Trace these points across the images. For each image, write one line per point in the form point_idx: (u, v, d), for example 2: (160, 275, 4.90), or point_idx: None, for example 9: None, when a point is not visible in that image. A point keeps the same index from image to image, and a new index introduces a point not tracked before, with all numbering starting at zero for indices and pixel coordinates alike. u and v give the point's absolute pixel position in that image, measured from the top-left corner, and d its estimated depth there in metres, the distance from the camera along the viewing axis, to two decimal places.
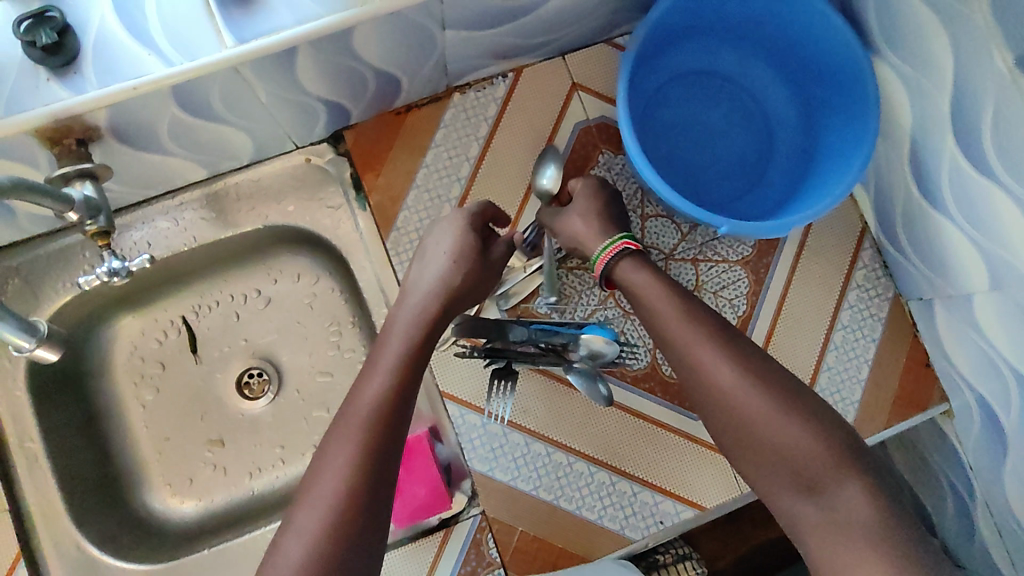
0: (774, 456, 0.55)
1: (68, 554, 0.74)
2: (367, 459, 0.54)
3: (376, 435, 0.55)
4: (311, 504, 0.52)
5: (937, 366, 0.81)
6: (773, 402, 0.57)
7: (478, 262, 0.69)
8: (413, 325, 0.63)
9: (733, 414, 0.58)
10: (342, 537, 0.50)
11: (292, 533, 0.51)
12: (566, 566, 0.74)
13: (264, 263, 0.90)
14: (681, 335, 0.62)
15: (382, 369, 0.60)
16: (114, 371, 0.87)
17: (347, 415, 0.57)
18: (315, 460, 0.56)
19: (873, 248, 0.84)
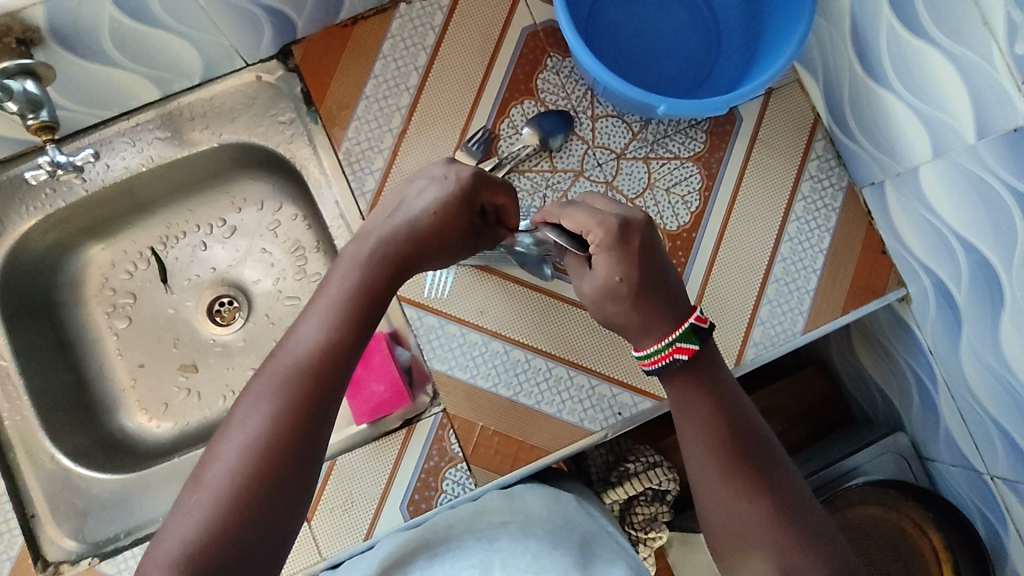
0: (755, 560, 0.55)
1: (44, 466, 0.76)
2: (298, 410, 0.55)
3: (307, 376, 0.56)
4: (235, 444, 0.53)
5: (892, 252, 0.82)
6: (763, 513, 0.55)
7: (460, 222, 0.66)
8: (359, 274, 0.62)
9: (719, 512, 0.57)
10: (259, 486, 0.52)
11: (211, 471, 0.52)
12: (527, 459, 0.76)
13: (227, 190, 0.92)
14: (694, 418, 0.61)
15: (324, 314, 0.59)
16: (87, 301, 0.89)
17: (280, 359, 0.57)
18: (244, 396, 0.56)
19: (826, 140, 0.85)
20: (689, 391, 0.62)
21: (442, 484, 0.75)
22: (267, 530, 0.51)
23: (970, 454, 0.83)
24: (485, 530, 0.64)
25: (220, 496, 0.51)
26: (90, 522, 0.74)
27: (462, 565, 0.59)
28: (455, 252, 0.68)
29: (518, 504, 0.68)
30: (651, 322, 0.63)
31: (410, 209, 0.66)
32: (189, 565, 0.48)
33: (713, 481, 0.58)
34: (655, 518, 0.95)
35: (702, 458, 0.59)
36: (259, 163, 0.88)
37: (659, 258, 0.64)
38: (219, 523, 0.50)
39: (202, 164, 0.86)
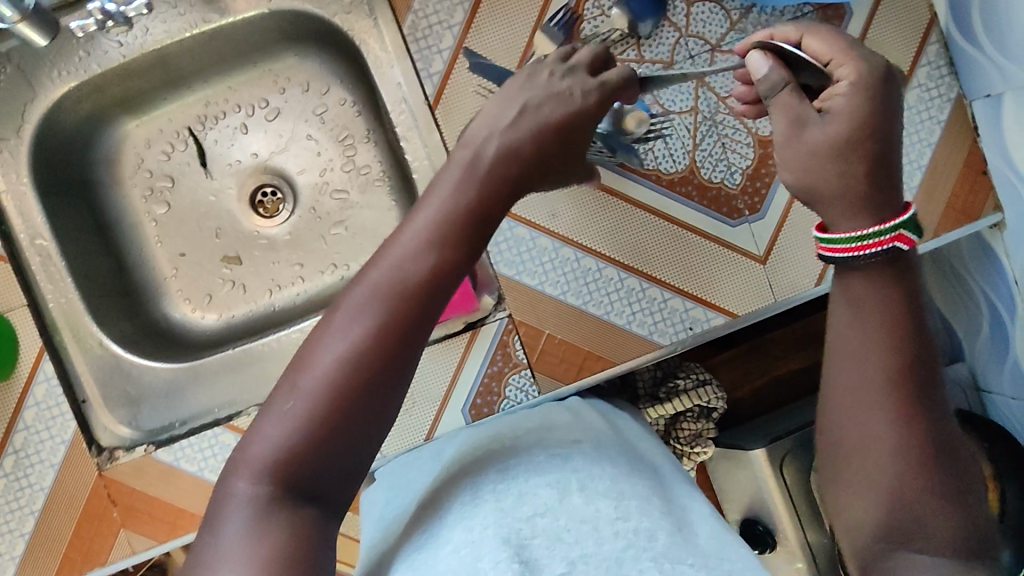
0: (870, 488, 0.48)
1: (92, 352, 0.73)
2: (397, 335, 0.50)
3: (414, 300, 0.51)
4: (327, 358, 0.49)
5: (995, 174, 0.76)
6: (903, 445, 0.48)
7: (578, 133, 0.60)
8: (468, 191, 0.56)
9: (849, 425, 0.50)
10: (347, 408, 0.48)
11: (300, 382, 0.49)
12: (593, 368, 0.74)
13: (270, 68, 0.84)
14: (851, 306, 0.51)
15: (430, 233, 0.53)
16: (122, 182, 0.83)
17: (379, 276, 0.52)
18: (338, 306, 0.51)
19: (940, 43, 0.76)
20: (874, 283, 0.50)
21: (506, 389, 0.73)
22: (349, 452, 0.49)
23: None
24: (557, 447, 0.62)
25: (308, 412, 0.48)
26: (144, 410, 0.73)
27: (539, 482, 0.57)
28: (564, 168, 0.63)
29: (586, 425, 0.68)
30: (863, 191, 0.50)
31: (538, 114, 0.59)
32: (278, 473, 0.47)
33: (867, 392, 0.49)
34: (700, 434, 0.95)
35: (863, 369, 0.50)
36: (308, 37, 0.79)
37: (890, 122, 0.52)
38: (304, 438, 0.47)
39: (248, 36, 0.78)
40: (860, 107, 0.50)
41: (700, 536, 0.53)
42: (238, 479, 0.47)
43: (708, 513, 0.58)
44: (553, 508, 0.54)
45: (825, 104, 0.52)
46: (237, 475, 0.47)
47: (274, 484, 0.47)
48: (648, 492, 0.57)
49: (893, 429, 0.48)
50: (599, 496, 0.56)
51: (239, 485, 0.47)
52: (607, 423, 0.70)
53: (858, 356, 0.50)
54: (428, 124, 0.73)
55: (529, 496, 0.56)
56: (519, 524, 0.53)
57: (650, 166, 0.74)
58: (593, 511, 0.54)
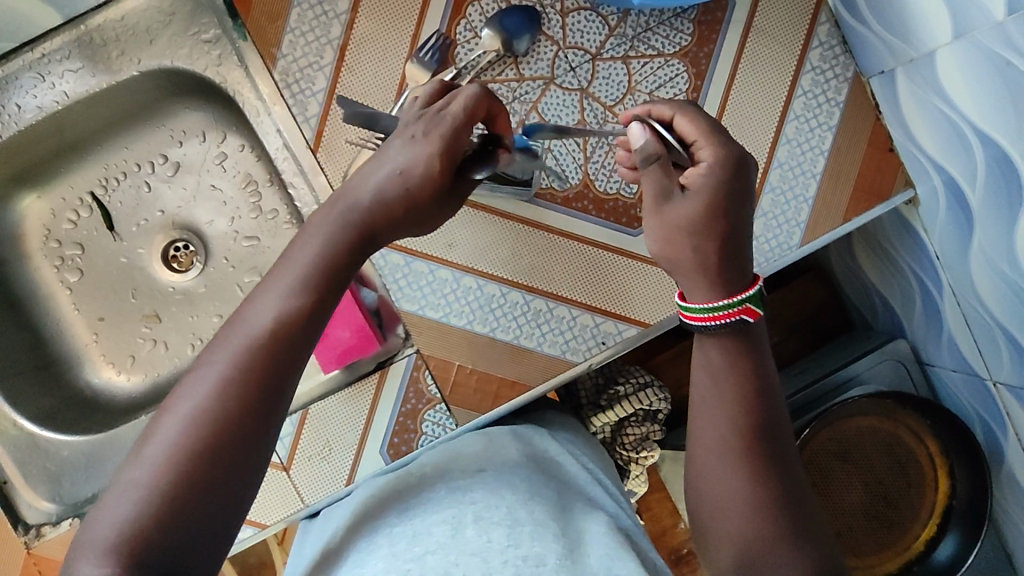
0: (727, 543, 0.48)
1: (8, 433, 0.73)
2: (261, 376, 0.44)
3: (280, 336, 0.45)
4: (181, 416, 0.42)
5: (900, 150, 0.74)
6: (752, 500, 0.47)
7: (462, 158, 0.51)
8: (343, 225, 0.49)
9: (705, 483, 0.50)
10: (204, 470, 0.41)
11: (152, 446, 0.42)
12: (508, 395, 0.73)
13: (164, 123, 0.83)
14: (702, 369, 0.52)
15: (292, 280, 0.47)
16: (30, 255, 0.83)
17: (238, 327, 0.45)
18: (196, 363, 0.45)
19: (830, 22, 0.74)
20: (722, 349, 0.51)
21: (422, 425, 0.73)
22: (212, 520, 0.41)
23: (973, 360, 0.79)
24: (459, 480, 0.60)
25: (161, 478, 0.41)
26: (65, 484, 0.73)
27: (434, 519, 0.54)
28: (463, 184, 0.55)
29: (496, 451, 0.65)
30: (720, 266, 0.51)
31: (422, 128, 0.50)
32: (126, 553, 0.39)
33: (718, 453, 0.49)
34: (646, 438, 0.93)
35: (714, 431, 0.50)
36: (191, 90, 0.79)
37: (745, 204, 0.52)
38: (157, 509, 0.40)
39: (130, 96, 0.77)
40: (717, 187, 0.51)
41: (592, 557, 0.51)
42: (83, 563, 0.39)
43: (604, 531, 0.55)
44: (448, 543, 0.51)
45: (688, 179, 0.51)
46: (81, 559, 0.39)
47: (123, 565, 0.38)
48: (546, 517, 0.54)
49: (744, 484, 0.48)
50: (495, 525, 0.53)
51: (83, 569, 0.39)
52: (525, 451, 0.66)
53: (710, 417, 0.51)
54: (312, 168, 0.72)
55: (424, 536, 0.53)
56: (409, 564, 0.50)
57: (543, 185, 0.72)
58: (486, 542, 0.51)
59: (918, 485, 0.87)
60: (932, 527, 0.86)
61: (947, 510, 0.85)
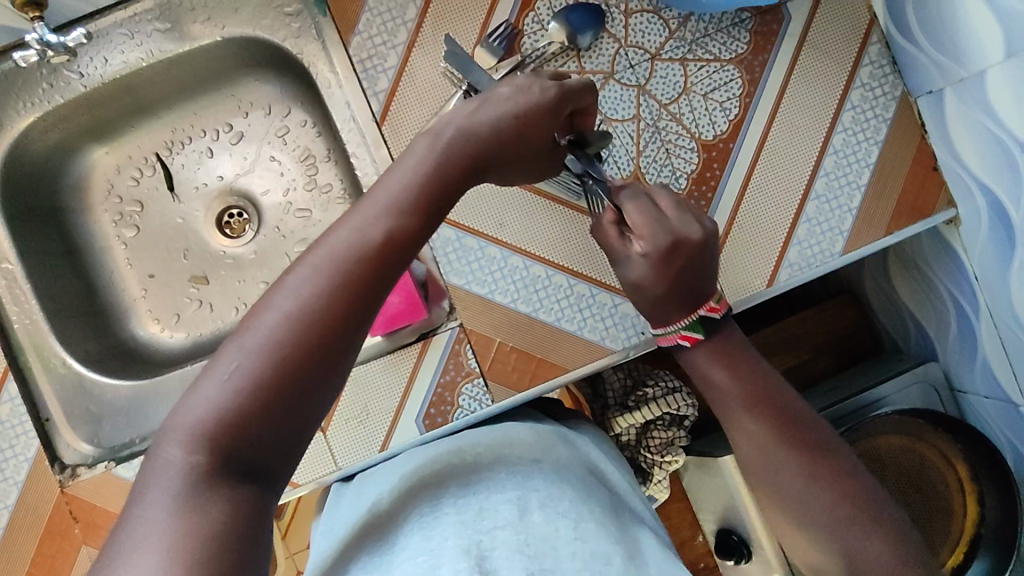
0: (814, 540, 0.60)
1: (56, 372, 0.75)
2: (346, 299, 0.47)
3: (366, 262, 0.48)
4: (277, 317, 0.45)
5: (944, 170, 0.76)
6: (829, 499, 0.59)
7: (541, 131, 0.59)
8: (434, 170, 0.53)
9: (777, 499, 0.62)
10: (295, 369, 0.44)
11: (246, 343, 0.45)
12: (546, 376, 0.74)
13: (233, 92, 0.86)
14: (726, 383, 0.65)
15: (385, 209, 0.50)
16: (93, 207, 0.86)
17: (331, 243, 0.48)
18: (290, 270, 0.47)
19: (881, 43, 0.77)
20: (722, 369, 0.65)
21: (458, 399, 0.74)
22: (293, 422, 0.45)
23: (1008, 387, 0.80)
24: (518, 464, 0.61)
25: (253, 372, 0.43)
26: (105, 427, 0.74)
27: (500, 497, 0.55)
28: (526, 164, 0.61)
29: (548, 447, 0.66)
30: (673, 311, 0.65)
31: (493, 109, 0.57)
32: (217, 440, 0.42)
33: (766, 460, 0.62)
34: (671, 443, 0.92)
35: (754, 441, 0.63)
36: (265, 62, 0.82)
37: (699, 271, 0.62)
38: (244, 403, 0.43)
39: (208, 63, 0.81)
40: (653, 263, 0.61)
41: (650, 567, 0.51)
42: (172, 446, 0.42)
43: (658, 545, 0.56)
44: (515, 523, 0.52)
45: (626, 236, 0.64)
46: (169, 441, 0.43)
47: (212, 452, 0.42)
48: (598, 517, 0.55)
49: (801, 480, 0.61)
50: (561, 516, 0.53)
51: (171, 453, 0.42)
52: (573, 454, 0.67)
53: (747, 439, 0.64)
54: (376, 140, 0.75)
55: (491, 512, 0.53)
56: (479, 536, 0.51)
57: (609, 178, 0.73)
58: (554, 529, 0.52)
59: (945, 513, 0.85)
60: (958, 556, 0.83)
61: (976, 539, 0.83)
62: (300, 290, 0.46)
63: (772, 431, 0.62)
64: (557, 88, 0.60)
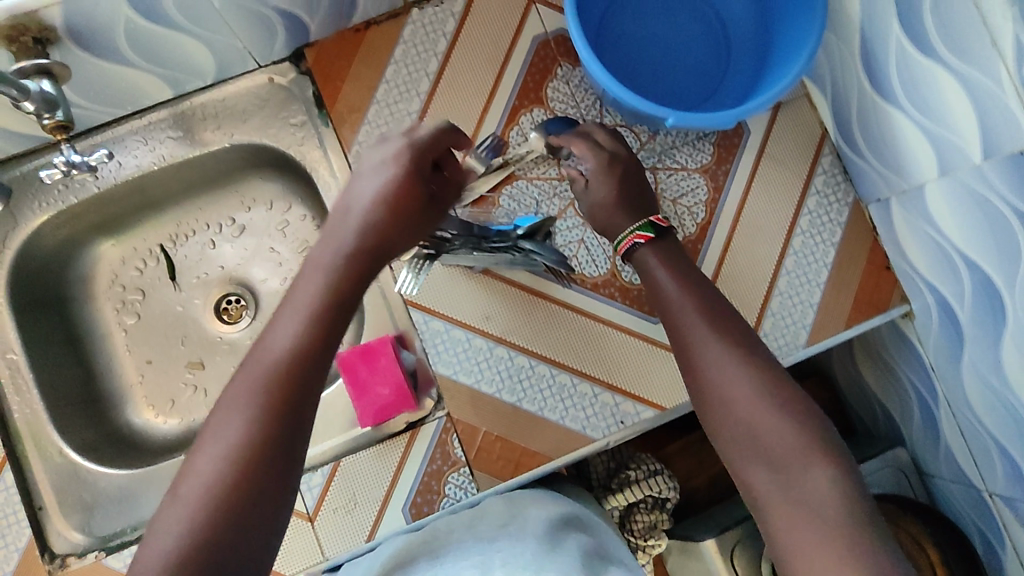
0: (738, 420, 0.57)
1: (52, 460, 0.77)
2: (274, 411, 0.50)
3: (288, 366, 0.52)
4: (207, 458, 0.49)
5: (896, 269, 0.83)
6: (749, 391, 0.58)
7: (416, 202, 0.61)
8: (330, 278, 0.56)
9: (713, 397, 0.59)
10: (238, 493, 0.47)
11: (192, 477, 0.48)
12: (529, 465, 0.77)
13: (236, 190, 0.92)
14: (666, 283, 0.67)
15: (293, 323, 0.54)
16: (97, 296, 0.89)
17: (255, 360, 0.52)
18: (214, 412, 0.51)
19: (833, 154, 0.85)
20: (667, 274, 0.68)
21: (445, 487, 0.76)
22: (247, 539, 0.47)
23: (969, 471, 0.84)
24: (485, 533, 0.65)
25: (201, 501, 0.47)
26: (97, 516, 0.76)
27: (462, 564, 0.60)
28: (416, 228, 0.61)
29: (516, 510, 0.70)
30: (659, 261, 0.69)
31: (362, 190, 0.60)
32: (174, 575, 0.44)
33: (701, 347, 0.62)
34: (654, 526, 0.94)
35: (690, 332, 0.63)
36: (269, 164, 0.89)
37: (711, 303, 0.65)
38: (198, 531, 0.46)
39: (215, 166, 0.87)
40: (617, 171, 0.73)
41: None
42: None
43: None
44: None
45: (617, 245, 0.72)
46: None
47: None
48: None
49: (732, 370, 0.59)
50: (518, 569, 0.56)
51: None
52: (545, 508, 0.70)
53: (699, 340, 0.62)
54: None
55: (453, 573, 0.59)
56: None
57: (575, 271, 0.81)
58: None
59: None
60: None
61: None
62: (233, 416, 0.50)
63: (706, 328, 0.63)
64: (412, 154, 0.62)
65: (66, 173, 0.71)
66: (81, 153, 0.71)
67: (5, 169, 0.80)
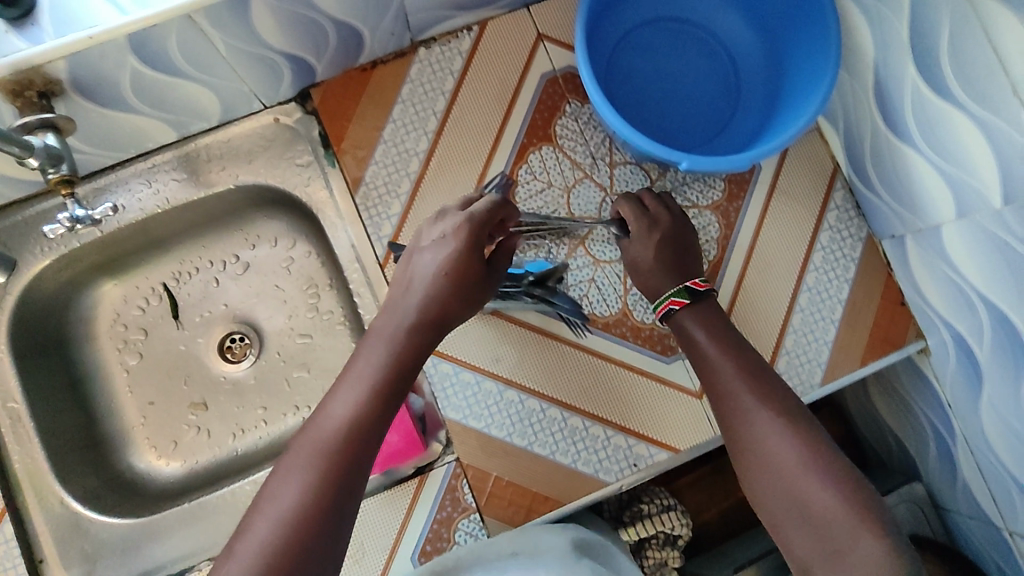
0: (783, 491, 0.59)
1: (53, 511, 0.75)
2: (328, 479, 0.54)
3: (348, 437, 0.56)
4: (267, 517, 0.52)
5: (911, 305, 0.81)
6: (794, 457, 0.60)
7: (473, 283, 0.65)
8: (390, 351, 0.61)
9: (758, 461, 0.61)
10: (290, 555, 0.50)
11: (249, 535, 0.51)
12: (541, 510, 0.76)
13: (241, 228, 0.91)
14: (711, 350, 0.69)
15: (354, 391, 0.58)
16: (98, 336, 0.88)
17: (314, 429, 0.57)
18: (275, 472, 0.55)
19: (845, 189, 0.84)
20: (706, 337, 0.70)
21: (455, 534, 0.75)
22: None
23: (988, 509, 0.82)
24: (495, 562, 0.68)
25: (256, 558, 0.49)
26: (99, 568, 0.74)
27: None
28: (471, 303, 0.66)
29: (526, 535, 0.71)
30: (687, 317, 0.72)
31: (422, 267, 0.65)
32: None
33: (747, 415, 0.64)
34: (664, 563, 0.93)
35: (734, 396, 0.65)
36: (275, 202, 0.87)
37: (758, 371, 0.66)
38: None
39: (219, 205, 0.86)
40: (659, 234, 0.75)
41: None
42: None
43: None
44: None
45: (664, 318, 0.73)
46: None
47: None
48: None
49: (776, 436, 0.61)
50: None
51: None
52: (556, 532, 0.72)
53: (738, 403, 0.65)
54: (378, 280, 0.80)
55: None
56: None
57: (587, 313, 0.79)
58: None
59: None
60: None
61: None
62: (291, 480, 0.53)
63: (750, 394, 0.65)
64: (469, 227, 0.65)
65: (71, 230, 0.68)
66: (86, 208, 0.68)
67: (6, 213, 0.79)
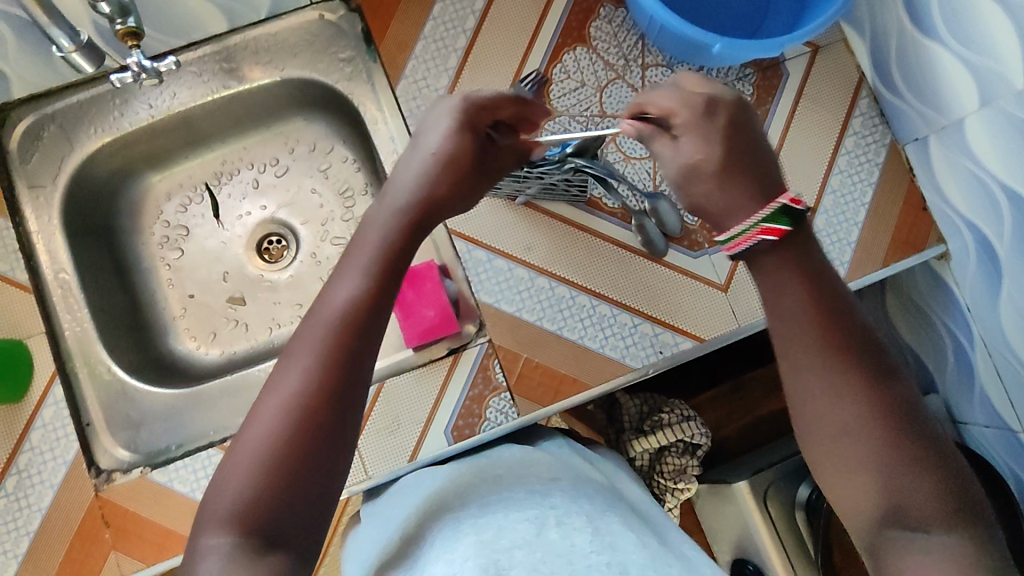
0: (868, 475, 0.48)
1: (102, 379, 0.78)
2: (330, 369, 0.52)
3: (348, 326, 0.53)
4: (270, 411, 0.50)
5: (934, 210, 0.83)
6: (882, 439, 0.48)
7: (472, 172, 0.63)
8: (391, 237, 0.59)
9: (832, 437, 0.49)
10: (297, 445, 0.49)
11: (252, 428, 0.50)
12: (568, 392, 0.78)
13: (281, 130, 0.94)
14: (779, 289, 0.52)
15: (353, 278, 0.56)
16: (143, 228, 0.91)
17: (315, 320, 0.54)
18: (278, 362, 0.54)
19: (870, 98, 0.86)
20: (794, 279, 0.52)
21: (485, 411, 0.77)
22: (308, 490, 0.48)
23: (1005, 414, 0.84)
24: (537, 485, 0.62)
25: (261, 451, 0.48)
26: (144, 433, 0.77)
27: (518, 516, 0.55)
28: (468, 190, 0.64)
29: (566, 467, 0.68)
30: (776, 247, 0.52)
31: (423, 148, 0.64)
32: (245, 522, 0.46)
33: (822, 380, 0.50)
34: (684, 471, 0.94)
35: (801, 355, 0.51)
36: (315, 102, 0.90)
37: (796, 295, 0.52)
38: (260, 482, 0.47)
39: (263, 101, 0.89)
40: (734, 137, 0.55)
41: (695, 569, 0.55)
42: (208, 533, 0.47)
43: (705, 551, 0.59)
44: (529, 540, 0.52)
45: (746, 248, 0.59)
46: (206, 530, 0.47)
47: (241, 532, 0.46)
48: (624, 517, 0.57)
49: (855, 407, 0.49)
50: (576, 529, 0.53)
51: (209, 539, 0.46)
52: (594, 471, 0.69)
53: (803, 357, 0.51)
54: None
55: (507, 529, 0.53)
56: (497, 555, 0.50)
57: (615, 206, 0.82)
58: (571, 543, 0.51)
59: None
60: None
61: None
62: (291, 371, 0.51)
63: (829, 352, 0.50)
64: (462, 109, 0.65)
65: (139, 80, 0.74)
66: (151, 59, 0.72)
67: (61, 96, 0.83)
